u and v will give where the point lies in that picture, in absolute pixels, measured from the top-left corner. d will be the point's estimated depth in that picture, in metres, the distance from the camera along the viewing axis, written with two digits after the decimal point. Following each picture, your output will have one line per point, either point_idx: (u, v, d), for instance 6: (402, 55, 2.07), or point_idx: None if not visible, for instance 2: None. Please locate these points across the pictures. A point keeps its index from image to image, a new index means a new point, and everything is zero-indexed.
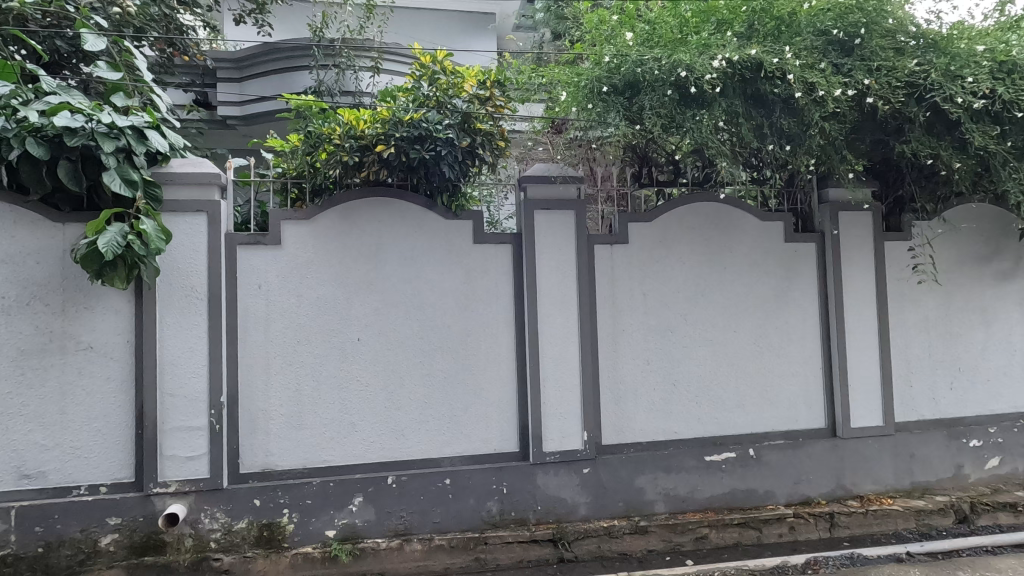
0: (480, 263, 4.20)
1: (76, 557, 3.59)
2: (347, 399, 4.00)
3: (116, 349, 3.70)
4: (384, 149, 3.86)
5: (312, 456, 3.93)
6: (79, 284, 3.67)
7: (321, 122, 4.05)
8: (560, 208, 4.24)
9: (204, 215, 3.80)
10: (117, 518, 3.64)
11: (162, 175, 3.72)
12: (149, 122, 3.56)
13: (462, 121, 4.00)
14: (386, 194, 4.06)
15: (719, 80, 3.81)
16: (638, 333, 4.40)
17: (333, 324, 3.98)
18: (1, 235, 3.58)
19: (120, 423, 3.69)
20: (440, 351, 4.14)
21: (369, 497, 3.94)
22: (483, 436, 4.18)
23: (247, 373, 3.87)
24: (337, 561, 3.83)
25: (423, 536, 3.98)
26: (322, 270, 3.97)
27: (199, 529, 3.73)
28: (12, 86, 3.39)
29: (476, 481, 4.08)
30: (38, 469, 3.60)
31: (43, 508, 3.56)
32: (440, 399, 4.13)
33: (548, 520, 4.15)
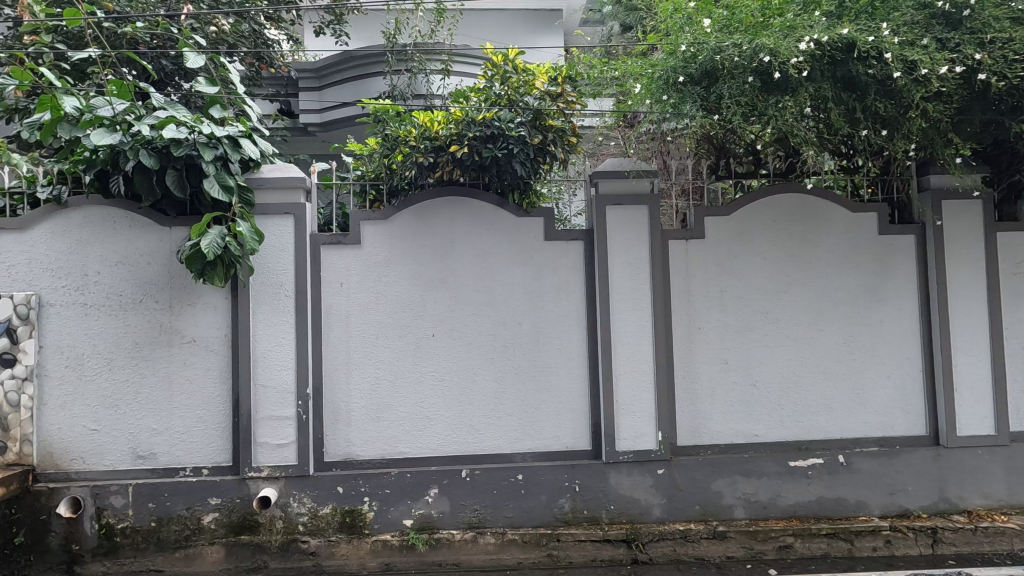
0: (551, 260, 4.20)
1: (182, 533, 3.91)
2: (423, 394, 4.12)
3: (215, 342, 4.00)
4: (458, 149, 3.93)
5: (391, 448, 4.09)
6: (183, 283, 4.00)
7: (398, 125, 4.19)
8: (632, 202, 4.16)
9: (291, 217, 4.03)
10: (217, 498, 3.94)
11: (255, 180, 3.99)
12: (242, 131, 3.82)
13: (534, 119, 4.02)
14: (459, 193, 4.14)
15: (807, 63, 3.59)
16: (715, 331, 4.25)
17: (409, 321, 4.11)
18: (119, 239, 3.97)
19: (219, 410, 3.99)
20: (512, 348, 4.17)
21: (444, 489, 4.04)
22: (555, 433, 4.18)
23: (330, 367, 4.08)
24: (414, 550, 3.96)
25: (496, 530, 4.03)
26: (398, 268, 4.11)
27: (288, 512, 3.96)
28: (127, 103, 3.67)
29: (549, 478, 4.09)
30: (151, 451, 3.96)
31: (155, 486, 3.91)
32: (512, 396, 4.16)
33: (622, 521, 4.09)
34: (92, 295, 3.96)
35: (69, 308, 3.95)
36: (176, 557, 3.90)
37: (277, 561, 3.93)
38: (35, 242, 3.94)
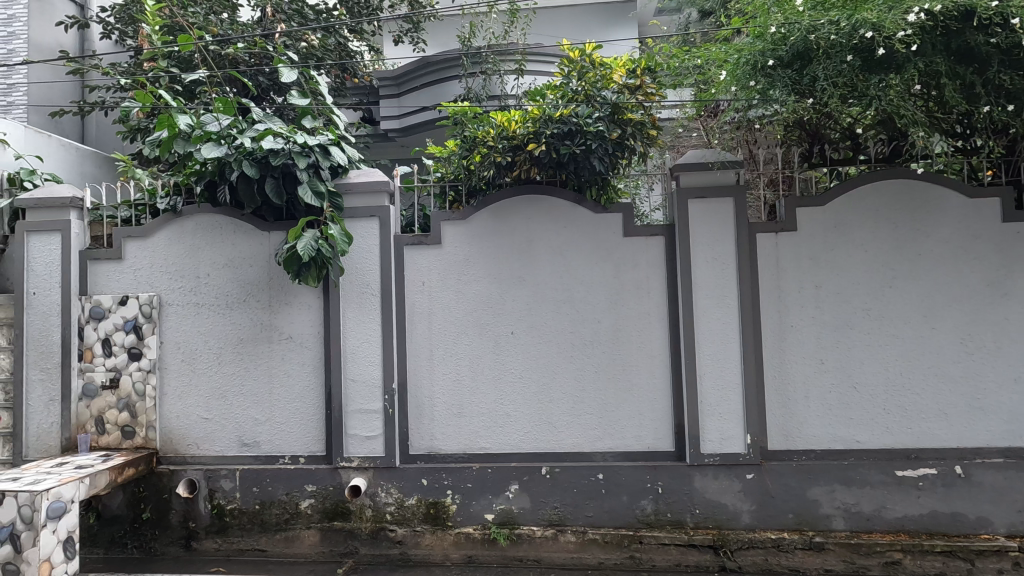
0: (630, 257, 4.12)
1: (283, 516, 4.20)
2: (503, 391, 4.17)
3: (310, 339, 4.26)
4: (535, 147, 3.95)
5: (472, 443, 4.17)
6: (281, 283, 4.29)
7: (476, 126, 4.28)
8: (717, 195, 3.99)
9: (376, 219, 4.22)
10: (313, 485, 4.19)
11: (343, 185, 4.21)
12: (332, 139, 4.05)
13: (613, 113, 3.96)
14: (536, 191, 4.15)
15: (917, 36, 3.29)
16: (810, 330, 3.99)
17: (488, 319, 4.18)
18: (225, 244, 4.33)
19: (313, 403, 4.25)
20: (590, 346, 4.13)
21: (525, 486, 4.07)
22: (636, 433, 4.10)
23: (413, 364, 4.22)
24: (496, 544, 4.02)
25: (577, 529, 4.02)
26: (477, 267, 4.19)
27: (377, 502, 4.15)
28: (232, 118, 4.00)
29: (630, 478, 4.02)
30: (254, 439, 4.28)
31: (259, 472, 4.23)
32: (591, 394, 4.13)
33: (708, 526, 3.94)
34: (203, 295, 4.34)
35: (184, 307, 4.35)
36: (277, 538, 4.19)
37: (368, 548, 4.12)
38: (156, 248, 4.38)
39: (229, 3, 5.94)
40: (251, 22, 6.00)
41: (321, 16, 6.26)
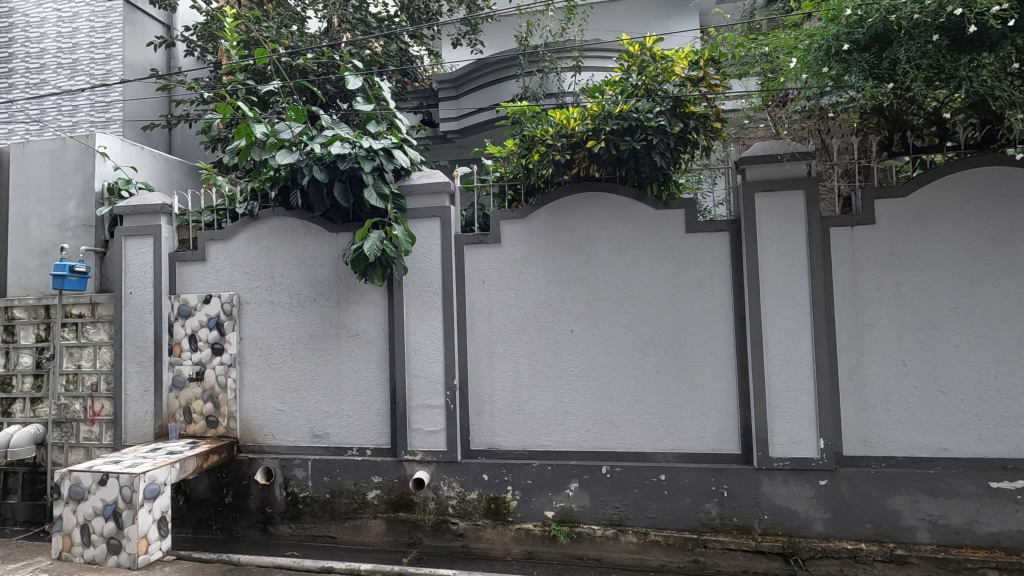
0: (693, 253, 4.01)
1: (351, 505, 4.38)
2: (563, 388, 4.17)
3: (375, 335, 4.42)
4: (594, 144, 3.91)
5: (532, 440, 4.20)
6: (348, 282, 4.48)
7: (535, 125, 4.30)
8: (786, 188, 3.83)
9: (437, 220, 4.32)
10: (379, 477, 4.35)
11: (406, 187, 4.35)
12: (395, 142, 4.21)
13: (674, 107, 3.91)
14: (596, 188, 4.12)
15: (1015, 9, 2.99)
16: (890, 329, 3.75)
17: (548, 317, 4.19)
18: (298, 244, 4.56)
19: (379, 397, 4.40)
20: (652, 344, 4.06)
21: (585, 484, 4.06)
22: (699, 435, 3.99)
23: (475, 361, 4.29)
24: (556, 541, 4.05)
25: (638, 530, 3.97)
26: (536, 266, 4.21)
27: (440, 495, 4.26)
28: (302, 126, 4.18)
29: (694, 480, 3.92)
30: (325, 431, 4.49)
31: (329, 462, 4.43)
32: (652, 393, 4.06)
33: (777, 532, 3.79)
34: (278, 293, 4.59)
35: (260, 305, 4.62)
36: (346, 526, 4.38)
37: (431, 539, 4.24)
38: (235, 250, 4.67)
39: (298, 17, 6.26)
40: (318, 33, 6.28)
41: (382, 23, 6.49)
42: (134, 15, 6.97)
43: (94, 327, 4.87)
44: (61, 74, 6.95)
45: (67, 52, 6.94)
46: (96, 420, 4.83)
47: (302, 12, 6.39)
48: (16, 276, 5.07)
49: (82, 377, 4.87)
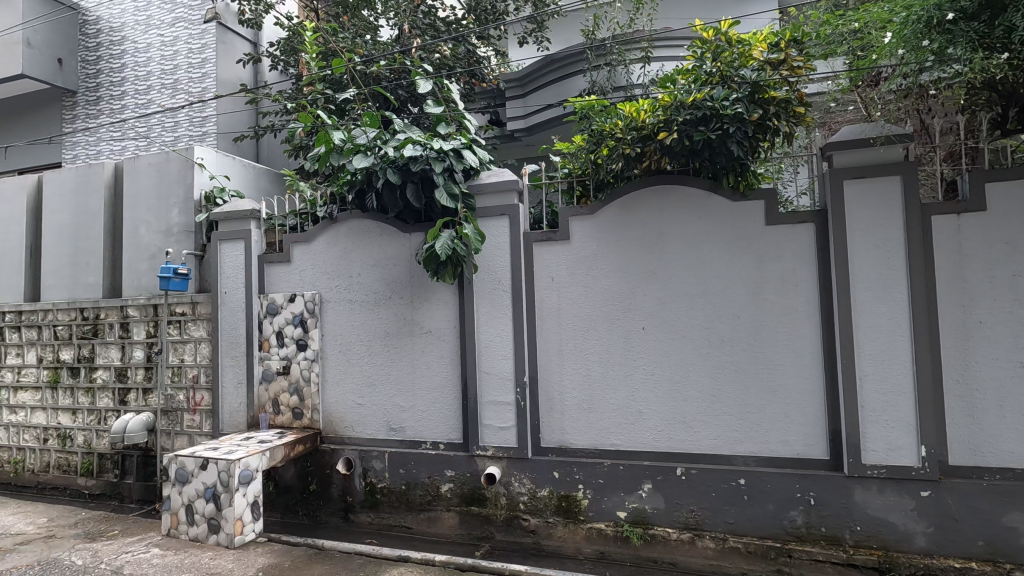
0: (773, 247, 3.81)
1: (426, 497, 4.50)
2: (634, 387, 4.08)
3: (447, 332, 4.52)
4: (666, 136, 3.80)
5: (603, 439, 4.14)
6: (421, 280, 4.60)
7: (603, 119, 4.23)
8: (879, 174, 3.55)
9: (506, 218, 4.36)
10: (452, 471, 4.44)
11: (475, 186, 4.41)
12: (464, 143, 4.32)
13: (752, 93, 3.71)
14: (667, 181, 4.00)
15: None
16: (1004, 327, 3.38)
17: (619, 314, 4.11)
18: (374, 245, 4.74)
19: (451, 393, 4.50)
20: (729, 343, 3.89)
21: (659, 486, 3.95)
22: (782, 438, 3.78)
23: (544, 358, 4.28)
24: (629, 542, 3.97)
25: (716, 534, 3.82)
26: (606, 262, 4.14)
27: (511, 490, 4.30)
28: (377, 131, 4.39)
29: (776, 486, 3.72)
30: (400, 425, 4.65)
31: (405, 455, 4.58)
32: (730, 394, 3.88)
33: (871, 545, 3.53)
34: (355, 292, 4.79)
35: (340, 303, 4.84)
36: (421, 518, 4.51)
37: (502, 534, 4.29)
38: (316, 252, 4.93)
39: (371, 26, 6.49)
40: (390, 40, 6.50)
41: (451, 27, 6.65)
42: (225, 35, 7.53)
43: (194, 324, 5.30)
44: (164, 94, 7.63)
45: (169, 73, 7.60)
46: (198, 410, 5.26)
47: (375, 21, 6.65)
48: (129, 278, 5.61)
49: (185, 370, 5.32)
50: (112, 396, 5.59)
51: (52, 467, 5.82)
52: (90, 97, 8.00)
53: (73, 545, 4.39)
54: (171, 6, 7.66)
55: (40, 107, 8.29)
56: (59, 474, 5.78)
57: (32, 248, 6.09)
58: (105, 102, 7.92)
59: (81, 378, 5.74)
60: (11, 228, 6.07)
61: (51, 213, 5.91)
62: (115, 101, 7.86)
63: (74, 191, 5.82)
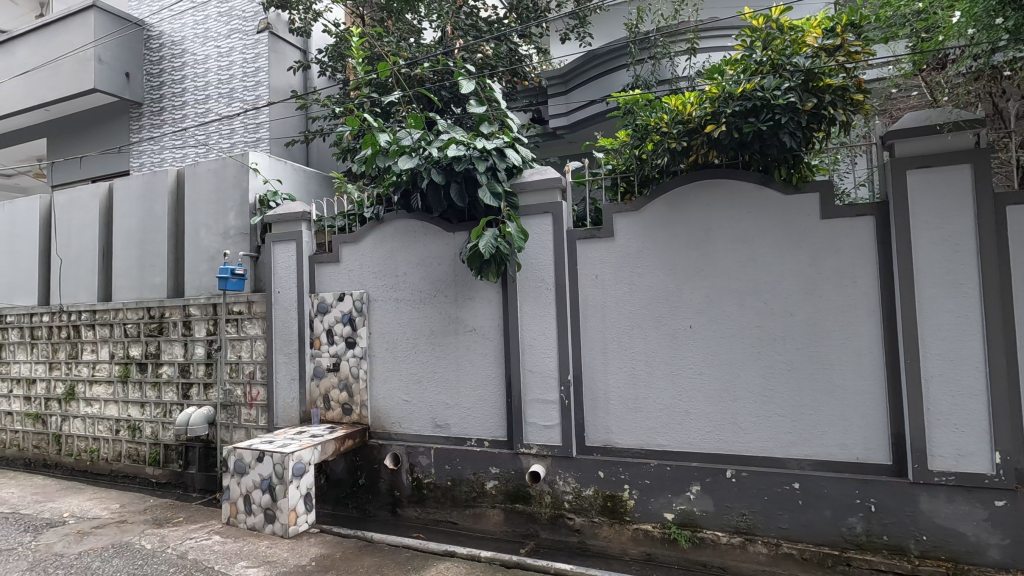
0: (829, 241, 3.64)
1: (471, 494, 4.55)
2: (681, 386, 3.99)
3: (491, 330, 4.54)
4: (714, 129, 3.70)
5: (649, 439, 4.07)
6: (465, 279, 4.65)
7: (648, 113, 4.16)
8: (946, 163, 3.34)
9: (549, 216, 4.34)
10: (497, 468, 4.47)
11: (518, 185, 4.42)
12: (507, 141, 4.34)
13: (806, 81, 3.56)
14: (715, 175, 3.89)
15: None
16: None
17: (665, 312, 4.03)
18: (419, 244, 4.82)
19: (495, 390, 4.53)
20: (782, 342, 3.75)
21: (707, 488, 3.85)
22: (840, 441, 3.62)
23: (589, 357, 4.24)
24: (676, 545, 3.89)
25: (769, 540, 3.70)
26: (651, 259, 4.07)
27: (555, 489, 4.29)
28: (422, 133, 4.47)
29: (833, 491, 3.57)
30: (445, 421, 4.70)
31: (450, 451, 4.64)
32: (783, 394, 3.75)
33: (939, 556, 3.34)
34: (401, 291, 4.89)
35: (386, 302, 4.94)
36: (466, 513, 4.56)
37: (547, 532, 4.29)
38: (364, 252, 5.05)
39: (415, 29, 6.61)
40: (433, 43, 6.59)
41: (493, 26, 6.70)
42: (276, 44, 7.83)
43: (250, 322, 5.54)
44: (222, 102, 8.00)
45: (226, 82, 7.96)
46: (254, 404, 5.49)
47: (419, 25, 6.77)
48: (190, 278, 5.91)
49: (242, 366, 5.56)
50: (176, 390, 5.91)
51: (124, 457, 6.20)
52: (154, 108, 8.47)
53: (143, 530, 4.67)
54: (227, 19, 8.02)
55: (110, 119, 8.83)
56: (129, 463, 6.16)
57: (104, 251, 6.51)
58: (168, 112, 8.36)
59: (148, 373, 6.09)
60: (86, 233, 6.50)
61: (120, 218, 6.30)
62: (177, 111, 8.30)
63: (141, 197, 6.18)
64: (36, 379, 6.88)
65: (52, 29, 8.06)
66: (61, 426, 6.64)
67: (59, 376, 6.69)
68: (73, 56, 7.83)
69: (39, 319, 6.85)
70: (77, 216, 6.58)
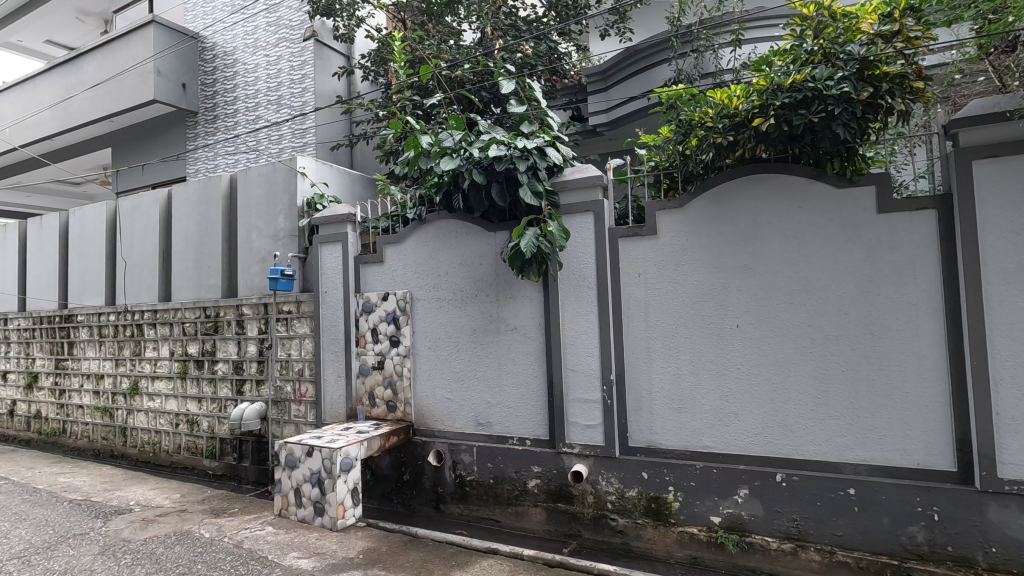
0: (887, 237, 3.49)
1: (513, 492, 4.57)
2: (728, 387, 3.89)
3: (532, 329, 4.55)
4: (762, 122, 3.59)
5: (694, 441, 3.99)
6: (506, 278, 4.66)
7: (692, 108, 4.09)
8: (1016, 152, 3.16)
9: (591, 214, 4.32)
10: (539, 467, 4.47)
11: (559, 184, 4.41)
12: (548, 140, 4.33)
13: (860, 70, 3.44)
14: (763, 170, 3.79)
15: None
16: None
17: (710, 311, 3.94)
18: (460, 244, 4.87)
19: (537, 389, 4.52)
20: (836, 342, 3.61)
21: (756, 491, 3.74)
22: (899, 446, 3.45)
23: (632, 357, 4.19)
24: (724, 549, 3.81)
25: (822, 547, 3.57)
26: (696, 257, 3.98)
27: (598, 489, 4.25)
28: (463, 134, 4.51)
29: (892, 498, 3.41)
30: (487, 420, 4.73)
31: (492, 449, 4.67)
32: (837, 396, 3.60)
33: (1010, 570, 3.15)
34: (443, 290, 4.95)
35: (429, 301, 5.02)
36: (509, 512, 4.58)
37: (590, 532, 4.26)
38: (407, 252, 5.15)
39: (455, 31, 6.70)
40: (473, 44, 6.66)
41: (532, 25, 6.73)
42: (321, 51, 8.06)
43: (299, 321, 5.72)
44: (271, 109, 8.30)
45: (275, 89, 8.25)
46: (303, 401, 5.68)
47: (459, 26, 6.85)
48: (243, 279, 6.16)
49: (292, 364, 5.76)
50: (230, 386, 6.17)
51: (183, 449, 6.52)
52: (208, 116, 8.87)
53: (201, 519, 4.89)
54: (275, 28, 8.31)
55: (168, 128, 9.29)
56: (188, 455, 6.47)
57: (164, 254, 6.85)
58: (221, 120, 8.74)
59: (205, 370, 6.38)
60: (147, 236, 6.87)
61: (179, 222, 6.62)
62: (230, 118, 8.65)
63: (198, 202, 6.47)
64: (104, 374, 7.31)
65: (116, 44, 8.54)
66: (127, 419, 7.04)
67: (125, 371, 7.09)
68: (135, 69, 8.27)
69: (106, 318, 7.28)
70: (140, 221, 6.95)
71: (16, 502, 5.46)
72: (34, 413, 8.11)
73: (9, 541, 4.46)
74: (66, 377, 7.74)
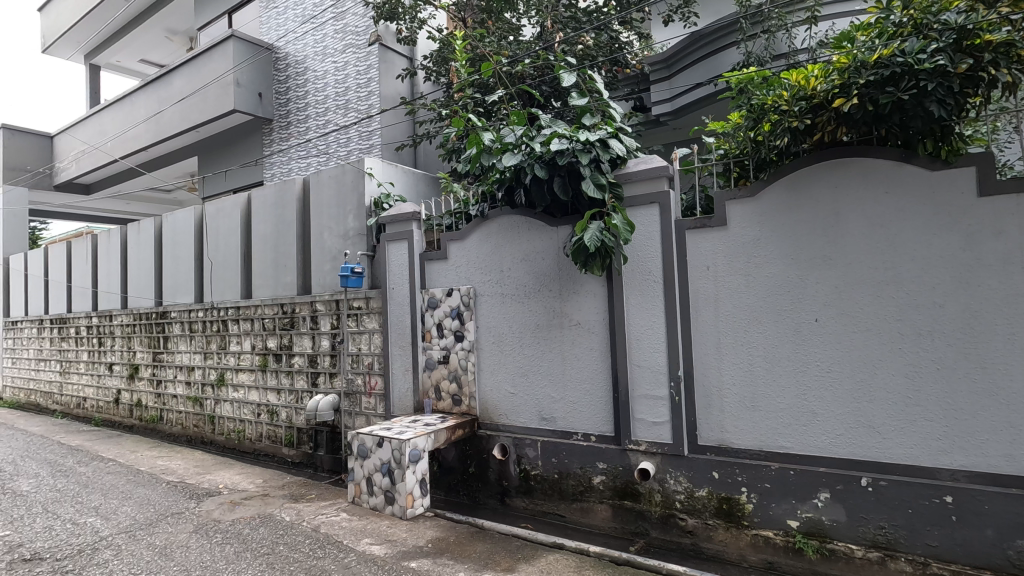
0: (990, 222, 3.18)
1: (578, 488, 4.54)
2: (806, 384, 3.69)
3: (596, 324, 4.49)
4: (844, 103, 3.36)
5: (769, 440, 3.80)
6: (569, 273, 4.63)
7: (764, 91, 3.83)
8: None
9: (656, 206, 4.20)
10: (604, 464, 4.42)
11: (623, 175, 4.33)
12: (610, 133, 4.29)
13: (957, 42, 3.16)
14: (845, 153, 3.55)
15: None
16: None
17: (786, 304, 3.74)
18: (523, 239, 4.87)
19: (601, 385, 4.47)
20: (930, 337, 3.33)
21: (839, 496, 3.53)
22: (1005, 452, 3.15)
23: (701, 351, 4.05)
24: (803, 555, 3.62)
25: (914, 558, 3.32)
26: (771, 247, 3.79)
27: (666, 488, 4.15)
28: (524, 129, 4.52)
29: (997, 508, 3.12)
30: (552, 415, 4.72)
31: (557, 444, 4.66)
32: (931, 396, 3.34)
33: None
34: (506, 285, 4.98)
35: (492, 297, 5.06)
36: (574, 507, 4.56)
37: (658, 531, 4.17)
38: (470, 248, 5.21)
39: (513, 27, 6.70)
40: (533, 39, 6.64)
41: (592, 16, 6.64)
42: (386, 54, 8.33)
43: (369, 317, 5.94)
44: (339, 113, 8.63)
45: (342, 94, 8.58)
46: (373, 393, 5.89)
47: (518, 22, 6.84)
48: (316, 277, 6.46)
49: (362, 358, 5.99)
50: (306, 378, 6.50)
51: (264, 438, 6.94)
52: (282, 123, 9.35)
53: (282, 504, 5.19)
54: (342, 35, 8.62)
55: (246, 136, 9.89)
56: (269, 443, 6.87)
57: (245, 254, 7.29)
58: (294, 126, 9.20)
59: (283, 363, 6.75)
60: (231, 238, 7.34)
61: (257, 224, 7.03)
62: (302, 124, 9.10)
63: (274, 204, 6.84)
64: (194, 366, 7.89)
65: (200, 60, 9.18)
66: (215, 408, 7.57)
67: (212, 364, 7.62)
68: (217, 82, 8.85)
69: (195, 314, 7.84)
70: (223, 224, 7.43)
71: (122, 482, 6.01)
72: (135, 401, 8.88)
73: (118, 516, 4.92)
74: (162, 369, 8.42)
